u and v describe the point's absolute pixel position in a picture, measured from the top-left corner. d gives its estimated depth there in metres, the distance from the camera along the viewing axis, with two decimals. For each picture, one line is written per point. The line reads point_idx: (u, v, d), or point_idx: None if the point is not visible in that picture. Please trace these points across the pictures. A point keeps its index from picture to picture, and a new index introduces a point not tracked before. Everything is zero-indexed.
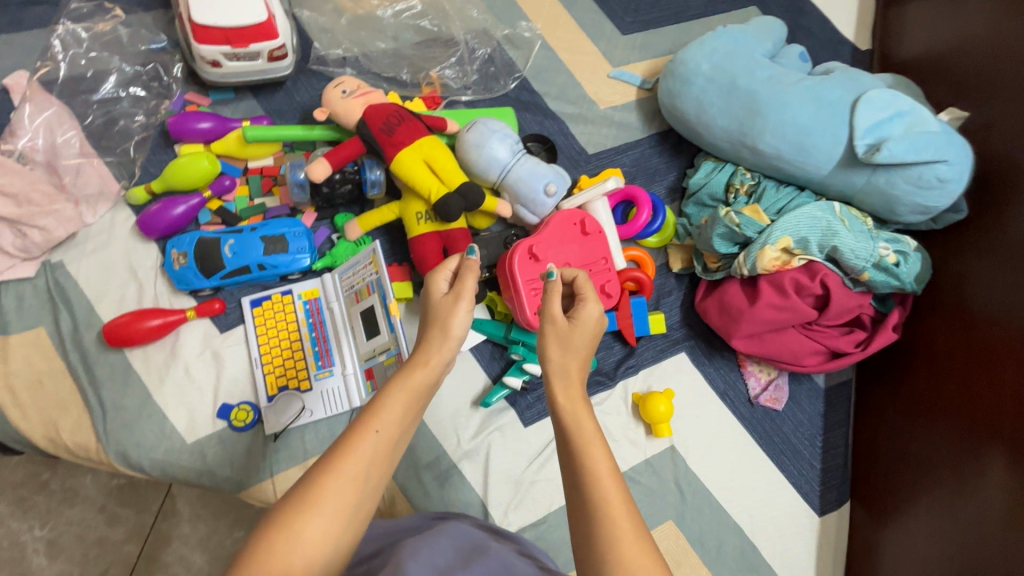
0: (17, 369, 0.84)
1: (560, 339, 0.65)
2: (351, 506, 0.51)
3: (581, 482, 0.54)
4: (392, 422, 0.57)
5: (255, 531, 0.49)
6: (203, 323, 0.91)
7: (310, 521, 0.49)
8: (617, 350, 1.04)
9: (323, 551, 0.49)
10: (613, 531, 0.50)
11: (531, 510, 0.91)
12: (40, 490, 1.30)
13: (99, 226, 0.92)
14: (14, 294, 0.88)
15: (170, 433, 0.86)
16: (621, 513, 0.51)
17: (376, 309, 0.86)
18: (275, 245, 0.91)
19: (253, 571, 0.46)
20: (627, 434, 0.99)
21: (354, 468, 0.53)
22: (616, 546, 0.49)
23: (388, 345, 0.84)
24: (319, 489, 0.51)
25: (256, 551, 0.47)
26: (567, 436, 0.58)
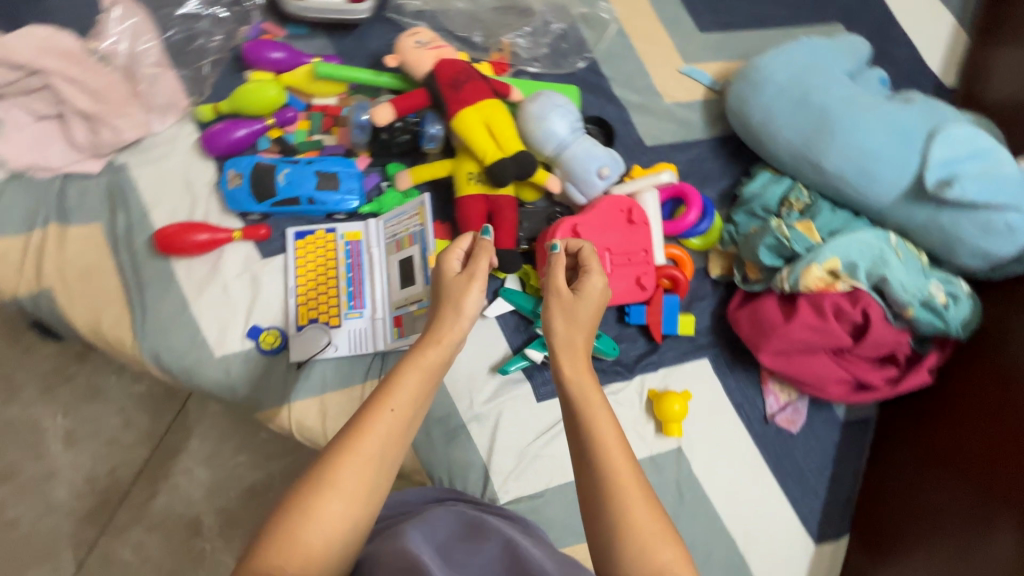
0: (69, 258, 0.88)
1: (565, 310, 0.71)
2: (366, 486, 0.56)
3: (592, 458, 0.58)
4: (405, 400, 0.62)
5: (279, 510, 0.54)
6: (247, 246, 0.94)
7: (328, 501, 0.54)
8: (640, 344, 1.03)
9: (341, 530, 0.53)
10: (625, 504, 0.55)
11: (530, 483, 0.92)
12: (67, 381, 1.37)
13: (166, 136, 0.95)
14: (78, 187, 0.91)
15: (201, 343, 0.89)
16: (631, 484, 0.56)
17: (415, 261, 0.88)
18: (328, 182, 0.93)
19: (279, 548, 0.51)
20: (636, 428, 0.99)
21: (370, 448, 0.57)
22: (626, 517, 0.55)
23: (419, 296, 0.87)
24: (336, 470, 0.55)
25: (279, 531, 0.52)
26: (575, 414, 0.63)
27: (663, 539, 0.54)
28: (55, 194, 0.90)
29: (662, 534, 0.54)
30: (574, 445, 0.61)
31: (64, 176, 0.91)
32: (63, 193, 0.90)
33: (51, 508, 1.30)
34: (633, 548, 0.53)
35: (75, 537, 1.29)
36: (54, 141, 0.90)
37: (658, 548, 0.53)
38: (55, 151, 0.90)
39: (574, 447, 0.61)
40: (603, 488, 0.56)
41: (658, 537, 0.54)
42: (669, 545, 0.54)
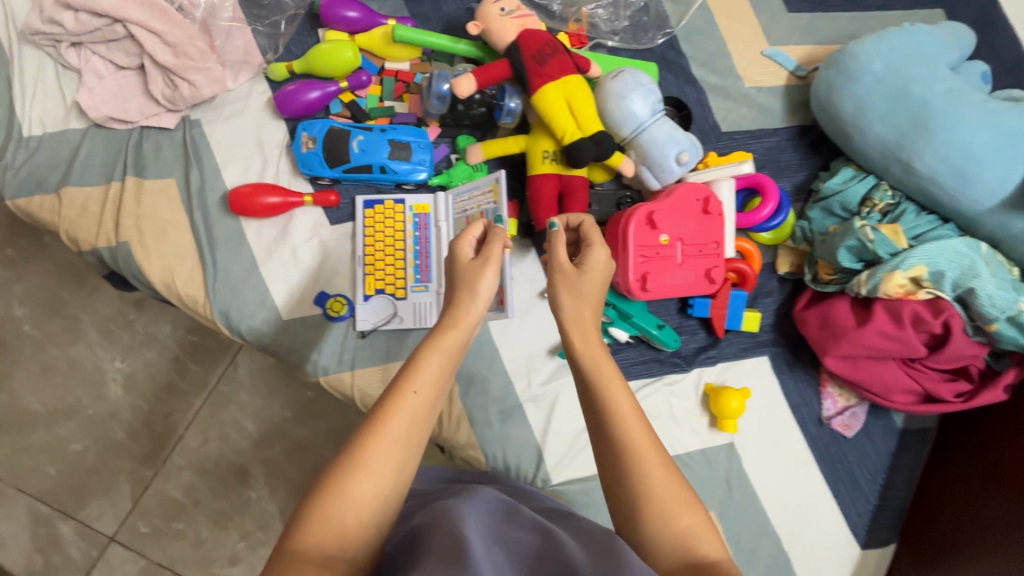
0: (147, 212, 0.89)
1: (571, 287, 0.67)
2: (395, 465, 0.55)
3: (610, 432, 0.58)
4: (428, 380, 0.60)
5: (308, 495, 0.52)
6: (316, 211, 0.93)
7: (358, 481, 0.53)
8: (700, 337, 1.02)
9: (374, 511, 0.52)
10: (642, 474, 0.55)
11: (583, 466, 0.93)
12: (126, 328, 1.42)
13: (240, 93, 0.94)
14: (154, 141, 0.91)
15: (271, 306, 0.90)
16: (652, 454, 0.56)
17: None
18: (401, 152, 0.91)
19: (312, 532, 0.50)
20: (690, 421, 0.99)
21: (396, 430, 0.56)
22: (645, 488, 0.55)
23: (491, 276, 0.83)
24: (365, 452, 0.54)
25: (311, 513, 0.51)
26: (595, 396, 0.60)
27: (684, 505, 0.54)
28: (133, 147, 0.90)
29: (682, 499, 0.55)
30: (592, 423, 0.60)
31: (142, 129, 0.91)
32: (141, 146, 0.90)
33: (111, 446, 1.37)
34: (654, 516, 0.54)
35: (133, 475, 1.36)
36: (133, 93, 0.90)
37: (679, 512, 0.54)
38: (133, 103, 0.89)
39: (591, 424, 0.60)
40: (621, 459, 0.56)
41: (679, 501, 0.54)
42: (689, 509, 0.54)
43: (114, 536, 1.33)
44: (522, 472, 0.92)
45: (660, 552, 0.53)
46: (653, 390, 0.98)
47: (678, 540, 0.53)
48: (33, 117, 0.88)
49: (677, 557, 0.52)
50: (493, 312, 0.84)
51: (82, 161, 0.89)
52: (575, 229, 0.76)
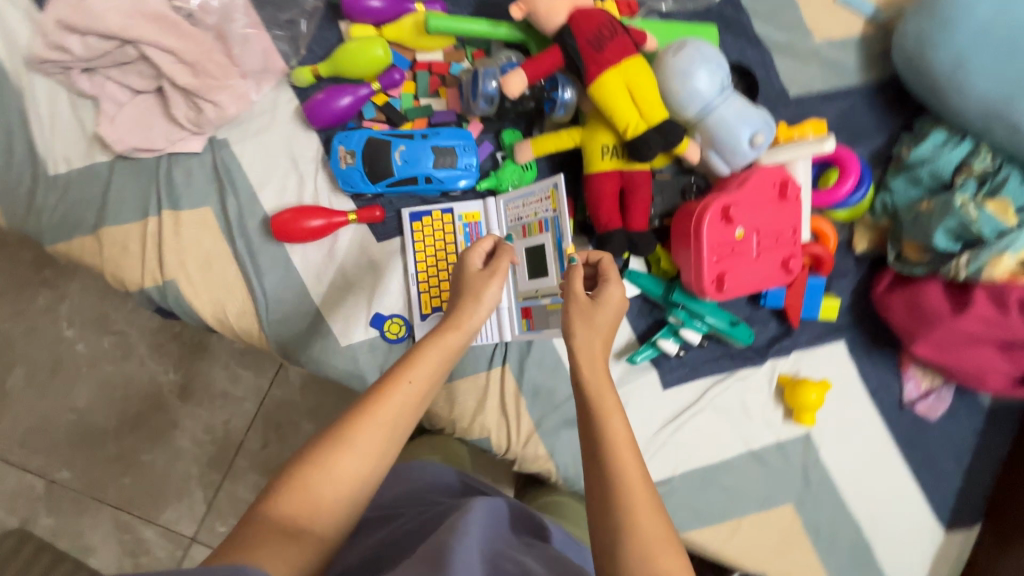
0: (188, 245, 0.84)
1: (584, 319, 0.61)
2: (380, 449, 0.53)
3: (600, 457, 0.51)
4: (424, 372, 0.58)
5: (290, 463, 0.51)
6: (360, 229, 0.88)
7: (341, 457, 0.51)
8: (772, 327, 0.96)
9: (353, 488, 0.51)
10: (627, 509, 0.47)
11: (657, 469, 0.92)
12: (174, 339, 1.42)
13: (265, 106, 0.87)
14: (184, 168, 0.85)
15: (326, 332, 0.87)
16: (640, 491, 0.48)
17: (547, 249, 0.79)
18: (446, 158, 0.84)
19: (288, 499, 0.49)
20: (764, 415, 0.95)
21: (385, 415, 0.54)
22: (627, 522, 0.47)
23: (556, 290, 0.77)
24: (353, 430, 0.53)
25: (290, 482, 0.50)
26: (589, 417, 0.54)
27: (667, 547, 0.46)
28: (163, 176, 0.84)
29: (667, 540, 0.47)
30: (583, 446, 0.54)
31: (170, 156, 0.85)
32: (171, 174, 0.85)
33: (178, 453, 1.40)
34: (631, 552, 0.46)
35: (203, 480, 1.39)
36: (155, 118, 0.83)
37: (663, 557, 0.46)
38: (157, 129, 0.83)
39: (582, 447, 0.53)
40: (607, 484, 0.49)
41: (664, 543, 0.47)
42: (673, 551, 0.46)
43: (195, 536, 1.38)
44: None
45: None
46: (725, 386, 0.94)
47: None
48: (56, 153, 0.83)
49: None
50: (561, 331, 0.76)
51: (114, 196, 0.84)
52: (592, 264, 0.71)
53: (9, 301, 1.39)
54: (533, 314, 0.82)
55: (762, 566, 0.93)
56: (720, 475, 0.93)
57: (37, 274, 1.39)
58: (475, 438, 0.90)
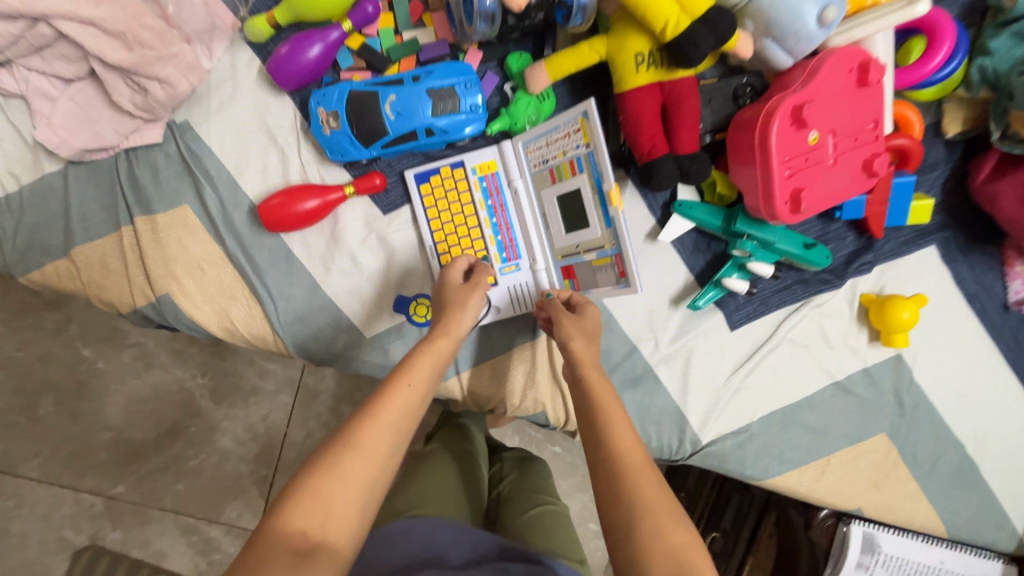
0: (173, 253, 0.74)
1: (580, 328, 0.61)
2: (391, 451, 0.48)
3: (605, 449, 0.51)
4: (423, 373, 0.53)
5: (295, 474, 0.45)
6: (362, 201, 0.76)
7: (351, 459, 0.45)
8: (849, 241, 0.83)
9: (365, 493, 0.45)
10: (636, 491, 0.47)
11: (733, 418, 0.83)
12: (194, 343, 1.28)
13: (220, 74, 0.73)
14: (146, 163, 0.73)
15: (347, 325, 0.77)
16: (646, 476, 0.48)
17: (584, 195, 0.66)
18: (446, 102, 0.69)
19: (297, 511, 0.42)
20: (846, 341, 0.85)
21: (391, 414, 0.49)
22: (641, 505, 0.46)
23: (601, 243, 0.66)
24: (361, 430, 0.47)
25: (298, 493, 0.43)
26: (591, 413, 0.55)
27: (680, 527, 0.46)
28: (125, 177, 0.73)
29: (677, 515, 0.46)
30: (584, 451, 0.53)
31: (126, 151, 0.73)
32: (134, 173, 0.73)
33: (223, 456, 1.27)
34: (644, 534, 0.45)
35: (254, 477, 1.26)
36: (98, 109, 0.69)
37: (676, 528, 0.45)
38: (103, 121, 0.70)
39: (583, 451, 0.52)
40: (614, 477, 0.48)
41: (673, 517, 0.46)
42: (684, 528, 0.46)
43: None
44: (667, 441, 0.82)
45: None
46: (800, 316, 0.83)
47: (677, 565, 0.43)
48: None
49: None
50: (614, 288, 0.67)
51: (77, 210, 0.72)
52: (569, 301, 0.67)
53: (13, 327, 1.23)
54: (577, 274, 0.72)
55: (855, 501, 0.86)
56: (802, 414, 0.85)
57: (35, 296, 1.26)
58: (530, 415, 0.81)
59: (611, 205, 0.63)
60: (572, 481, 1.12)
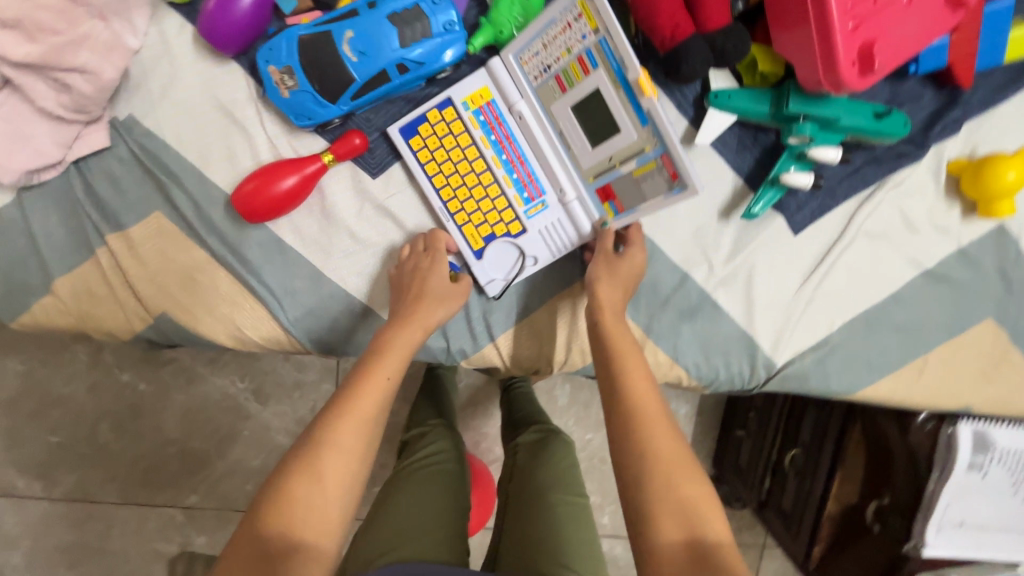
0: (159, 267, 0.67)
1: (609, 269, 0.62)
2: (367, 444, 0.51)
3: (621, 395, 0.52)
4: (394, 362, 0.55)
5: (274, 476, 0.48)
6: (346, 167, 0.67)
7: (327, 458, 0.48)
8: (927, 101, 0.70)
9: (342, 490, 0.48)
10: (653, 439, 0.49)
11: (808, 333, 0.73)
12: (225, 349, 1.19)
13: (152, 53, 0.62)
14: (102, 173, 0.64)
15: (361, 311, 0.69)
16: (659, 425, 0.50)
17: (606, 94, 0.58)
18: (414, 27, 0.57)
19: (277, 514, 0.46)
20: (934, 220, 0.73)
21: (366, 411, 0.51)
22: (653, 450, 0.49)
23: (639, 148, 0.58)
24: (336, 429, 0.50)
25: (277, 493, 0.47)
26: (609, 357, 0.55)
27: (689, 473, 0.48)
28: (84, 194, 0.65)
29: (689, 464, 0.49)
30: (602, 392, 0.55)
31: (76, 164, 0.64)
32: (91, 188, 0.65)
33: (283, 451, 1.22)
34: (660, 484, 0.47)
35: None
36: (30, 122, 0.60)
37: (688, 481, 0.48)
38: (39, 135, 0.61)
39: (601, 393, 0.54)
40: (629, 421, 0.50)
41: (687, 471, 0.49)
42: (693, 476, 0.48)
43: None
44: (736, 371, 0.73)
45: (662, 524, 0.46)
46: (877, 201, 0.71)
47: (680, 508, 0.47)
48: None
49: (683, 531, 0.46)
50: (666, 196, 0.58)
51: (45, 240, 0.65)
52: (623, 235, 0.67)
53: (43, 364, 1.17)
54: (617, 194, 0.63)
55: (961, 398, 0.76)
56: (887, 312, 0.74)
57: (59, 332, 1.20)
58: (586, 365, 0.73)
59: (644, 96, 0.55)
60: None
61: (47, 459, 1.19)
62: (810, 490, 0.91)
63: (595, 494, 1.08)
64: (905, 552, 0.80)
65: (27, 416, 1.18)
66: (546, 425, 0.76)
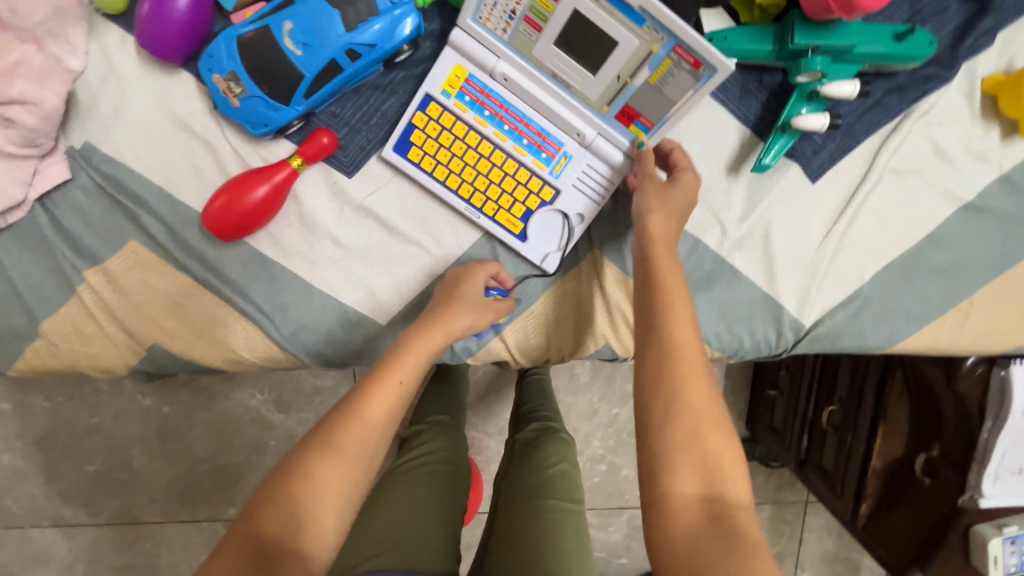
0: (144, 297, 0.64)
1: (657, 196, 0.54)
2: (372, 451, 0.47)
3: (658, 334, 0.45)
4: (412, 369, 0.51)
5: (273, 474, 0.46)
6: (317, 168, 0.62)
7: (327, 463, 0.45)
8: (954, 13, 0.63)
9: (340, 495, 0.45)
10: (682, 390, 0.44)
11: (838, 287, 0.67)
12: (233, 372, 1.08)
13: (97, 73, 0.59)
14: (69, 207, 0.61)
15: (358, 319, 0.65)
16: (694, 373, 0.44)
17: (587, 11, 0.52)
18: (357, 6, 0.54)
19: (269, 515, 0.43)
20: (970, 147, 0.66)
21: (373, 418, 0.48)
22: (683, 400, 0.43)
23: (647, 50, 0.53)
24: (339, 433, 0.46)
25: (271, 494, 0.44)
26: (648, 293, 0.48)
27: (717, 424, 0.44)
28: (55, 231, 0.62)
29: (718, 419, 0.44)
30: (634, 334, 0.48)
31: (42, 202, 0.61)
32: (60, 223, 0.62)
33: None
34: (682, 440, 0.43)
35: None
36: None
37: (715, 437, 0.43)
38: None
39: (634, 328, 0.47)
40: (660, 359, 0.44)
41: (716, 427, 0.43)
42: (722, 431, 0.43)
43: None
44: (761, 336, 0.68)
45: (678, 475, 0.42)
46: (905, 133, 0.65)
47: (701, 462, 0.42)
48: None
49: (699, 487, 0.42)
50: (695, 88, 0.54)
51: (25, 284, 0.63)
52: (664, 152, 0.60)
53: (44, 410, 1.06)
54: (640, 109, 0.58)
55: (1014, 338, 0.70)
56: (923, 255, 0.67)
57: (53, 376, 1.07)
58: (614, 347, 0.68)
59: None
60: None
61: (88, 488, 1.10)
62: (853, 447, 0.84)
63: (630, 468, 1.05)
64: (960, 505, 0.75)
65: (60, 450, 1.08)
66: (544, 422, 0.73)
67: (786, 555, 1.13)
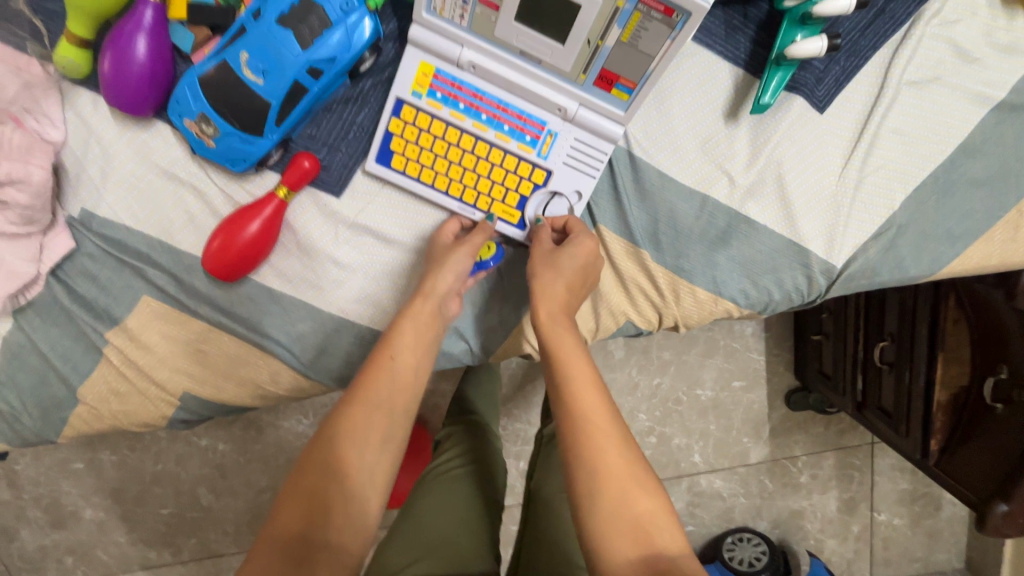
0: (165, 349, 0.65)
1: (545, 261, 0.56)
2: (384, 431, 0.49)
3: (568, 404, 0.48)
4: (410, 346, 0.53)
5: (294, 470, 0.46)
6: (306, 195, 0.62)
7: (345, 452, 0.47)
8: None
9: (361, 482, 0.46)
10: (598, 458, 0.45)
11: (868, 218, 0.62)
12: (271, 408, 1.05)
13: (78, 139, 0.60)
14: (80, 274, 0.63)
15: (371, 336, 0.65)
16: (608, 438, 0.46)
17: None
18: (309, 22, 0.53)
19: (293, 509, 0.44)
20: (994, 40, 0.60)
21: (381, 397, 0.50)
22: (601, 471, 0.45)
23: (613, 6, 0.50)
24: (350, 420, 0.48)
25: (295, 490, 0.45)
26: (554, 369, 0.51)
27: (640, 483, 0.45)
28: (71, 300, 0.63)
29: (639, 475, 0.45)
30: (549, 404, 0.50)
31: (55, 273, 0.63)
32: (75, 291, 0.63)
33: None
34: (606, 501, 0.44)
35: None
36: None
37: (640, 495, 0.44)
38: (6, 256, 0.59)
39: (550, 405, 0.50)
40: (574, 429, 0.47)
41: (640, 485, 0.45)
42: (646, 489, 0.45)
43: None
44: (790, 285, 0.64)
45: (611, 540, 0.43)
46: (917, 39, 0.59)
47: (632, 526, 0.43)
48: None
49: (635, 549, 0.42)
50: (672, 37, 0.51)
51: (55, 355, 0.64)
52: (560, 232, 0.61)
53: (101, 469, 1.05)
54: (620, 72, 0.55)
55: None
56: (960, 167, 0.62)
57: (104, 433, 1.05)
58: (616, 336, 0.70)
59: None
60: (698, 349, 1.00)
61: (167, 530, 1.09)
62: (911, 383, 0.78)
63: (681, 436, 1.02)
64: None
65: (133, 500, 1.07)
66: None
67: (860, 501, 1.07)
